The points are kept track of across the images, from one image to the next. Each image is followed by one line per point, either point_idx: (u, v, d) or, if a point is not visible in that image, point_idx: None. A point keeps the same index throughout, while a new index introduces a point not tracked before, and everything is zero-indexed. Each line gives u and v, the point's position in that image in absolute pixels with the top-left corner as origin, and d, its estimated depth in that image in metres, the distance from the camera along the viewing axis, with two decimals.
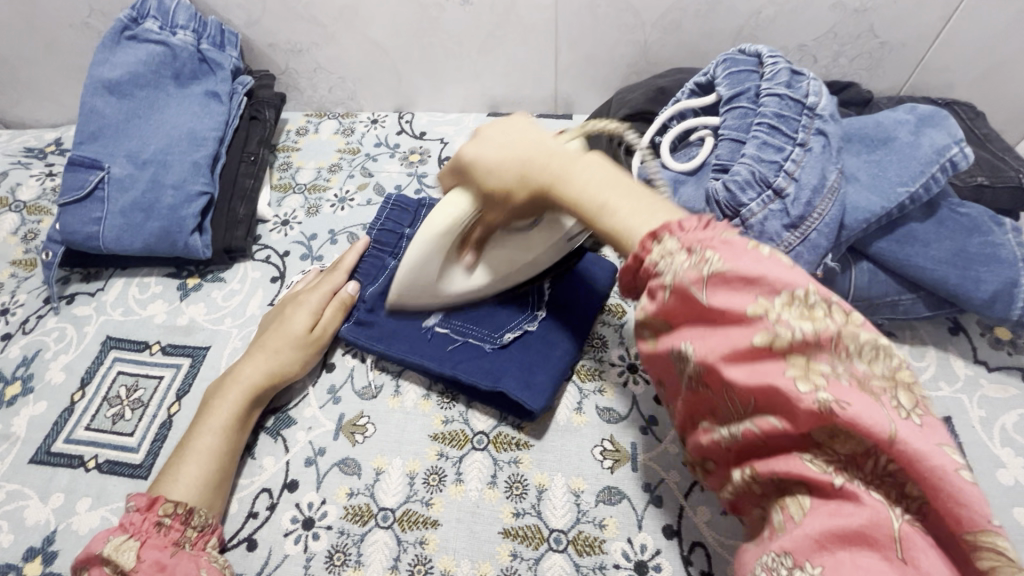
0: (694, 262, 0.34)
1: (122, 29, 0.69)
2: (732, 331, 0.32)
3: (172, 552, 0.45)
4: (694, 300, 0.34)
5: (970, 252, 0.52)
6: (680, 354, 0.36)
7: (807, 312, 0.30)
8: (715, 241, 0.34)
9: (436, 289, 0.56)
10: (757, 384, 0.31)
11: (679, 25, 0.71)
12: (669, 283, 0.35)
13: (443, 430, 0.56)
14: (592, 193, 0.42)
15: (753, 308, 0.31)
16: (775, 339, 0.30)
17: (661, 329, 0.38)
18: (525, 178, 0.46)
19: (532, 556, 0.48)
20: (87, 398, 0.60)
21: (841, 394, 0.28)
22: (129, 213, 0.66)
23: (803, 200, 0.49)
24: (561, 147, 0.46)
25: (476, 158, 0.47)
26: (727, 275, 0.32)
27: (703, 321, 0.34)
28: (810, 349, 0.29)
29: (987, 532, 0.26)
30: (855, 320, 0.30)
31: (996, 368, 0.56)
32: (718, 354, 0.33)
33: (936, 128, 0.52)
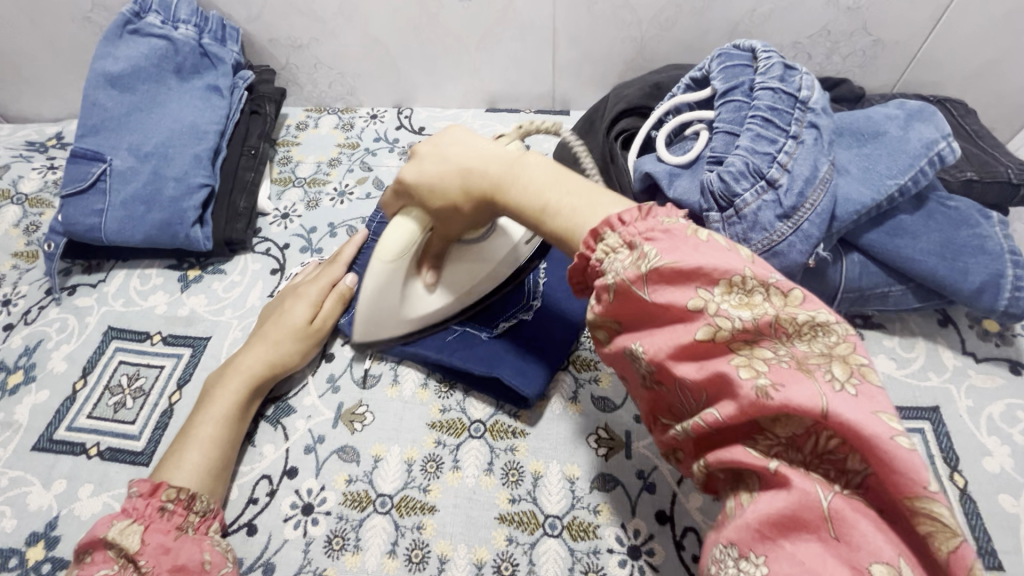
0: (635, 258, 0.35)
1: (124, 23, 0.70)
2: (676, 328, 0.34)
3: (175, 535, 0.46)
4: (638, 299, 0.35)
5: (958, 244, 0.53)
6: (632, 353, 0.36)
7: (745, 300, 0.32)
8: (656, 234, 0.35)
9: (401, 312, 0.57)
10: (706, 375, 0.33)
11: (675, 22, 0.72)
12: (612, 284, 0.36)
13: (440, 418, 0.57)
14: (533, 193, 0.42)
15: (693, 302, 0.33)
16: (715, 332, 0.32)
17: (614, 329, 0.38)
18: (466, 189, 0.45)
19: (527, 541, 0.49)
20: (89, 386, 0.61)
21: (778, 376, 0.30)
22: (131, 205, 0.67)
23: (795, 190, 0.50)
24: (499, 150, 0.45)
25: (417, 177, 0.47)
26: (666, 270, 0.33)
27: (650, 319, 0.35)
28: (753, 338, 0.32)
29: (925, 499, 0.27)
30: (794, 301, 0.32)
31: (984, 359, 0.57)
32: (665, 351, 0.34)
33: (925, 122, 0.53)
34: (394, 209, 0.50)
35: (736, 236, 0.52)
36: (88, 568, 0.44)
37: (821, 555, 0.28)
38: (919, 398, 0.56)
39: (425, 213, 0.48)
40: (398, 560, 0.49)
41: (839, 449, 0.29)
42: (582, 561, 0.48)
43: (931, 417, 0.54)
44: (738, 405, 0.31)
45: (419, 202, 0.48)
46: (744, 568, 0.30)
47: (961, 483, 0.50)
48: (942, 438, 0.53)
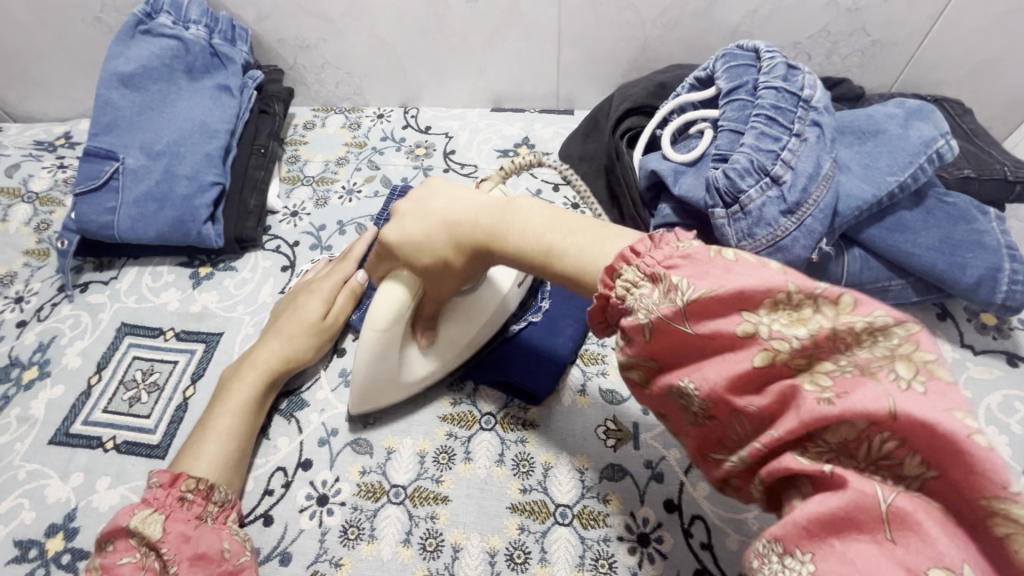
0: (665, 292, 0.33)
1: (135, 24, 0.71)
2: (727, 357, 0.31)
3: (194, 525, 0.47)
4: (681, 334, 0.32)
5: (956, 239, 0.54)
6: (679, 390, 0.33)
7: (795, 316, 0.29)
8: (675, 260, 0.33)
9: (402, 378, 0.55)
10: (770, 398, 0.30)
11: (678, 23, 0.73)
12: (646, 324, 0.33)
13: (451, 411, 0.58)
14: (534, 237, 0.42)
15: (742, 328, 0.30)
16: (775, 356, 0.29)
17: (652, 368, 0.35)
18: (456, 243, 0.45)
19: (539, 530, 0.50)
20: (104, 381, 0.62)
21: (840, 385, 0.27)
22: (144, 203, 0.67)
23: (799, 186, 0.52)
24: (482, 200, 0.46)
25: (400, 236, 0.47)
26: (702, 301, 0.31)
27: (685, 339, 0.32)
28: (811, 353, 0.28)
29: (1002, 499, 0.24)
30: (845, 307, 0.28)
31: (982, 352, 0.59)
32: (718, 384, 0.31)
33: (924, 121, 0.55)
34: (381, 269, 0.51)
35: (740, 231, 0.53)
36: (112, 556, 0.46)
37: (876, 557, 0.25)
38: None
39: (414, 269, 0.48)
40: (413, 549, 0.50)
41: (903, 456, 0.26)
42: (593, 549, 0.49)
43: None
44: (796, 418, 0.28)
45: (405, 262, 0.48)
46: (789, 565, 0.27)
47: None
48: None
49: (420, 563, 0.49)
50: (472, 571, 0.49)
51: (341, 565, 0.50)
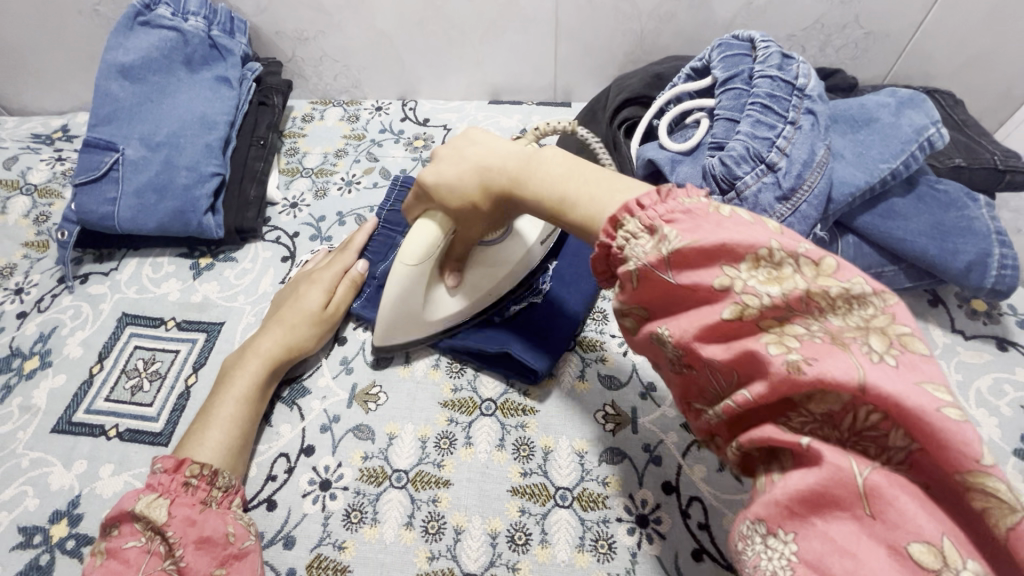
0: (655, 245, 0.34)
1: (134, 15, 0.71)
2: (702, 310, 0.33)
3: (199, 509, 0.48)
4: (663, 283, 0.34)
5: (947, 225, 0.55)
6: (660, 339, 0.35)
7: (773, 274, 0.31)
8: (675, 215, 0.34)
9: (424, 316, 0.58)
10: (733, 353, 0.31)
11: (674, 15, 0.74)
12: (634, 270, 0.35)
13: (452, 397, 0.58)
14: (555, 183, 0.43)
15: (720, 281, 0.32)
16: (743, 311, 0.31)
17: (641, 316, 0.37)
18: (484, 186, 0.46)
19: (539, 512, 0.51)
20: (106, 370, 0.62)
21: (812, 352, 0.28)
22: (144, 194, 0.68)
23: (794, 173, 0.53)
24: (517, 148, 0.46)
25: (436, 178, 0.47)
26: (687, 253, 0.32)
27: (671, 293, 0.34)
28: (783, 315, 0.30)
29: (979, 473, 0.25)
30: (826, 270, 0.30)
31: (972, 337, 0.60)
32: (691, 333, 0.33)
33: (916, 109, 0.56)
34: (416, 211, 0.52)
35: None
36: (117, 540, 0.46)
37: (856, 535, 0.27)
38: None
39: (445, 212, 0.49)
40: (415, 531, 0.51)
41: (881, 428, 0.27)
42: (593, 530, 0.50)
43: None
44: (770, 382, 0.29)
45: (438, 203, 0.49)
46: (772, 544, 0.29)
47: None
48: None
49: (422, 545, 0.50)
50: (474, 553, 0.49)
51: (345, 548, 0.50)
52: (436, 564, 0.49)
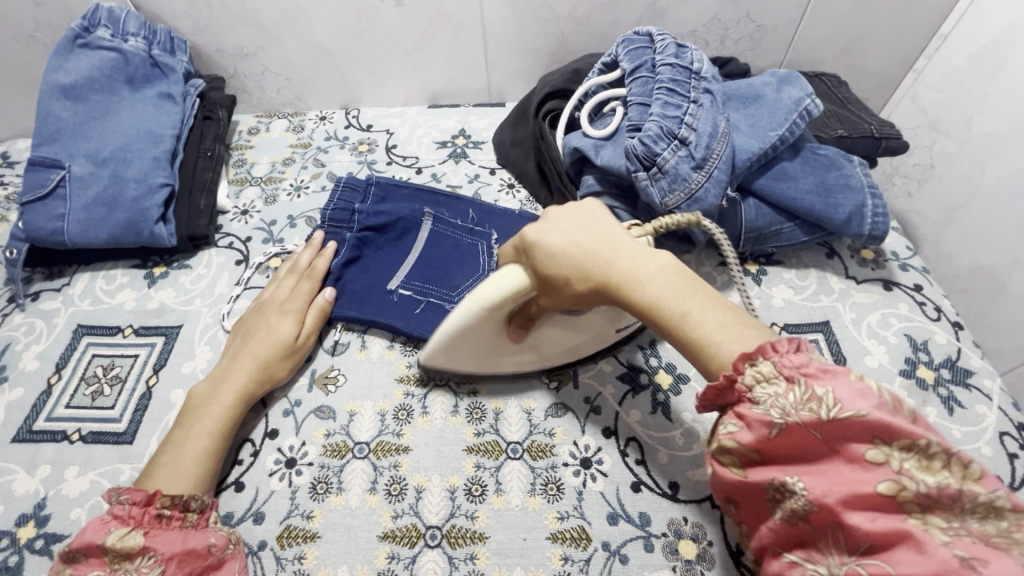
0: (805, 397, 0.36)
1: (73, 37, 0.73)
2: (849, 474, 0.34)
3: (173, 534, 0.49)
4: (808, 441, 0.36)
5: (829, 183, 0.64)
6: (784, 486, 0.37)
7: (925, 463, 0.33)
8: (815, 371, 0.36)
9: (478, 358, 0.57)
10: (881, 525, 0.33)
11: (589, 17, 0.81)
12: (778, 421, 0.36)
13: (407, 373, 0.62)
14: (670, 299, 0.44)
15: (872, 454, 0.34)
16: (900, 489, 0.33)
17: (752, 459, 0.38)
18: (589, 270, 0.47)
19: (493, 465, 0.56)
20: (64, 380, 0.64)
21: (976, 552, 0.31)
22: (93, 208, 0.69)
23: (703, 144, 0.60)
24: (633, 246, 0.48)
25: (539, 237, 0.49)
26: (848, 421, 0.34)
27: (812, 447, 0.36)
28: (927, 502, 0.33)
29: None
30: (972, 474, 0.33)
31: (863, 281, 0.69)
32: (838, 496, 0.34)
33: (792, 85, 0.65)
34: (511, 261, 0.52)
35: (661, 189, 0.61)
36: (82, 569, 0.47)
37: None
38: (812, 315, 0.66)
39: (536, 273, 0.49)
40: (379, 495, 0.54)
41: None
42: (543, 476, 0.55)
43: (822, 329, 0.65)
44: (927, 561, 0.31)
45: (533, 264, 0.49)
46: None
47: None
48: (832, 344, 0.64)
49: (386, 506, 0.54)
50: (435, 508, 0.54)
51: (313, 517, 0.53)
52: (401, 521, 0.53)
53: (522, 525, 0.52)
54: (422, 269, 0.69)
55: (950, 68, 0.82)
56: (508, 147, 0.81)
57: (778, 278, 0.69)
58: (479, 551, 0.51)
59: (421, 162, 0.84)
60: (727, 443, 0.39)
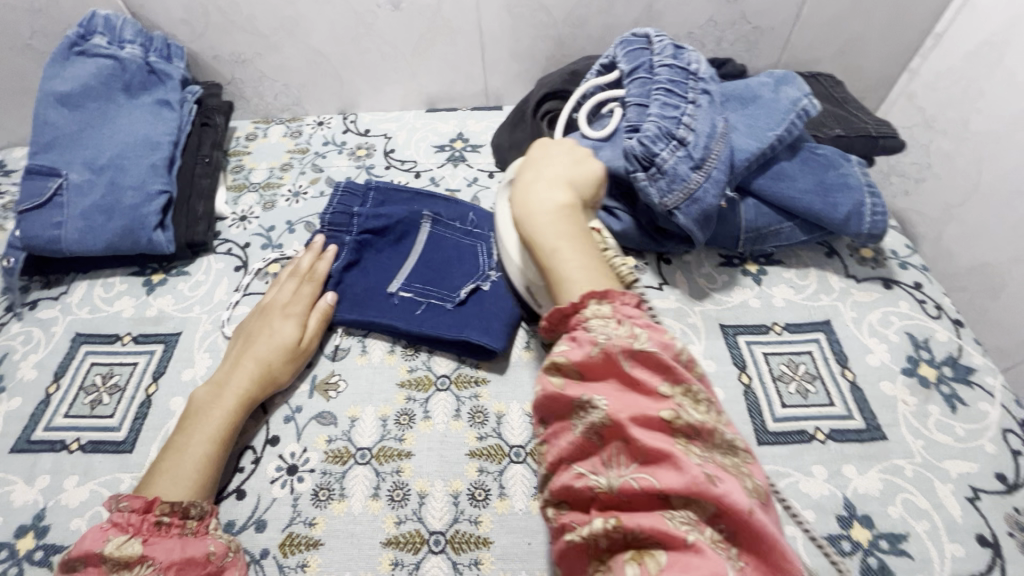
0: (626, 333, 0.42)
1: (70, 45, 0.73)
2: (642, 402, 0.40)
3: (172, 541, 0.49)
4: (620, 368, 0.41)
5: (828, 183, 0.64)
6: (591, 403, 0.41)
7: (694, 403, 0.40)
8: (640, 321, 0.43)
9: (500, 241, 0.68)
10: (656, 444, 0.38)
11: (586, 20, 0.82)
12: (602, 347, 0.42)
13: (408, 377, 0.62)
14: (548, 236, 0.50)
15: (663, 389, 0.40)
16: (675, 417, 0.38)
17: (572, 377, 0.43)
18: (522, 188, 0.55)
19: (496, 469, 0.56)
20: (62, 389, 0.63)
21: (717, 472, 0.37)
22: (90, 216, 0.69)
23: (701, 145, 0.60)
24: (560, 190, 0.54)
25: (537, 149, 0.59)
26: (649, 360, 0.41)
27: (618, 375, 0.41)
28: (692, 433, 0.38)
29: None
30: (722, 420, 0.40)
31: (863, 280, 0.69)
32: (629, 415, 0.39)
33: (790, 85, 0.65)
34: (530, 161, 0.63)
35: (660, 189, 0.60)
36: None
37: (689, 562, 0.34)
38: (814, 315, 0.66)
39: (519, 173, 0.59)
40: (381, 501, 0.54)
41: (712, 530, 0.36)
42: None
43: (824, 328, 0.65)
44: (682, 478, 0.36)
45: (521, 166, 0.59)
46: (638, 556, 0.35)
47: (851, 377, 0.61)
48: (834, 343, 0.63)
49: (389, 512, 0.53)
50: (438, 513, 0.53)
51: (315, 524, 0.53)
52: (404, 527, 0.53)
53: (527, 529, 0.52)
54: (422, 272, 0.68)
55: (946, 68, 0.82)
56: (507, 150, 0.81)
57: (779, 277, 0.69)
58: (484, 556, 0.51)
59: (420, 166, 0.84)
60: (558, 359, 0.43)
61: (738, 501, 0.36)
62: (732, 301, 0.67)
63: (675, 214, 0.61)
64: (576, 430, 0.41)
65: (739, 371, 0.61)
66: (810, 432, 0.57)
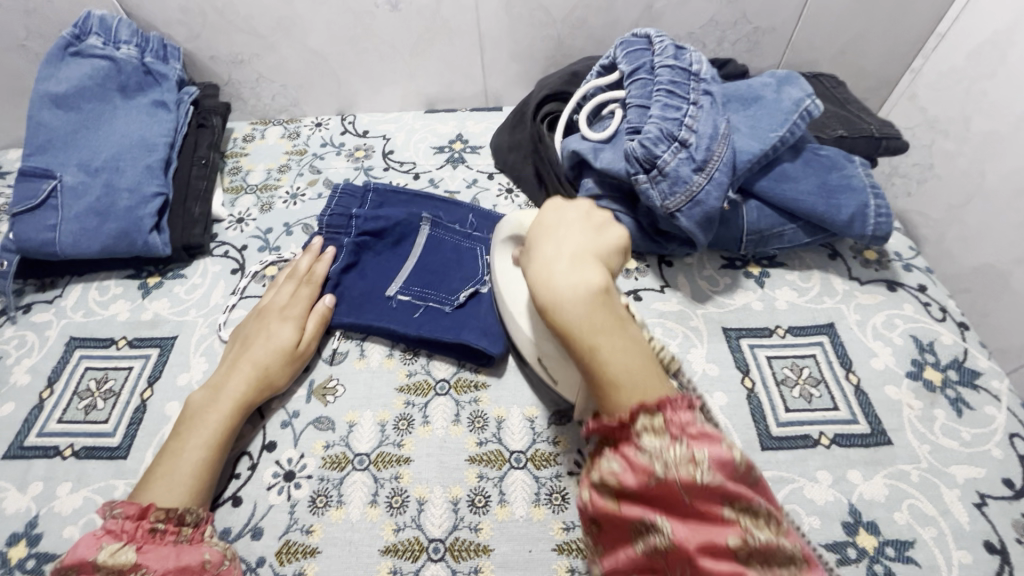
0: (683, 456, 0.39)
1: (65, 46, 0.72)
2: (707, 527, 0.37)
3: (166, 549, 0.48)
4: (680, 493, 0.38)
5: (832, 184, 0.64)
6: (650, 526, 0.38)
7: (759, 519, 0.37)
8: (695, 432, 0.40)
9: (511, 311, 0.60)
10: (727, 572, 0.36)
11: (586, 20, 0.81)
12: (658, 471, 0.38)
13: (407, 382, 0.61)
14: (583, 331, 0.44)
15: (728, 512, 0.37)
16: (743, 541, 0.36)
17: (624, 495, 0.40)
18: (541, 270, 0.48)
19: (497, 475, 0.55)
20: (56, 394, 0.62)
21: None
22: (85, 218, 0.68)
23: (703, 146, 0.59)
24: (587, 268, 0.47)
25: (549, 219, 0.52)
26: (710, 479, 0.38)
27: (676, 504, 0.38)
28: (763, 557, 0.36)
29: None
30: (788, 532, 0.38)
31: (866, 282, 0.68)
32: (693, 543, 0.37)
33: (793, 86, 0.64)
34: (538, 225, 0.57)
35: (661, 192, 0.60)
36: None
37: None
38: (817, 317, 0.65)
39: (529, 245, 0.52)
40: (380, 508, 0.53)
41: None
42: (546, 485, 0.54)
43: (827, 331, 0.64)
44: None
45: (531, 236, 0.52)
46: None
47: (855, 380, 0.60)
48: (837, 346, 0.63)
49: (387, 519, 0.53)
50: (437, 520, 0.52)
51: (312, 531, 0.52)
52: (403, 534, 0.52)
53: (528, 536, 0.51)
54: (420, 275, 0.67)
55: (949, 68, 0.82)
56: (507, 152, 0.81)
57: (782, 280, 0.68)
58: (484, 564, 0.50)
59: (419, 167, 0.84)
60: (607, 478, 0.41)
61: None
62: (734, 304, 0.66)
63: (677, 217, 0.60)
64: (635, 547, 0.39)
65: (742, 375, 0.61)
66: (814, 437, 0.56)
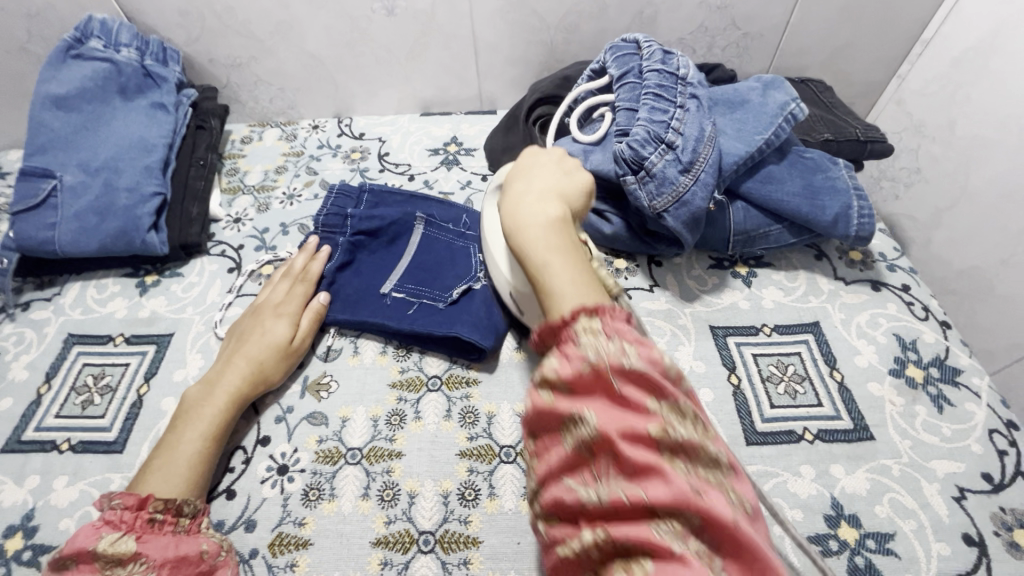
0: (616, 350, 0.39)
1: (66, 48, 0.74)
2: (630, 416, 0.37)
3: (165, 539, 0.49)
4: (609, 384, 0.38)
5: (816, 186, 0.65)
6: (579, 418, 0.37)
7: (682, 417, 0.38)
8: (628, 333, 0.40)
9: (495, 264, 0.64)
10: (646, 459, 0.35)
11: (579, 26, 0.83)
12: (592, 361, 0.39)
13: (400, 378, 0.62)
14: (539, 252, 0.48)
15: (652, 404, 0.37)
16: (663, 431, 0.36)
17: (559, 391, 0.39)
18: (512, 204, 0.53)
19: (486, 469, 0.56)
20: (54, 389, 0.63)
21: (703, 486, 0.35)
22: (84, 217, 0.69)
23: (690, 148, 0.61)
24: (551, 203, 0.52)
25: (526, 165, 0.58)
26: (637, 372, 0.38)
27: (605, 392, 0.38)
28: (680, 449, 0.36)
29: None
30: (708, 435, 0.38)
31: (851, 282, 0.69)
32: (616, 429, 0.36)
33: (778, 90, 0.66)
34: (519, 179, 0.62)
35: (648, 193, 0.61)
36: None
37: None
38: (803, 316, 0.66)
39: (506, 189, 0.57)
40: (371, 501, 0.54)
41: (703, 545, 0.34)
42: None
43: (813, 330, 0.65)
44: (671, 491, 0.34)
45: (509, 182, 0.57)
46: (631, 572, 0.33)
47: (839, 377, 0.61)
48: (822, 344, 0.64)
49: (379, 511, 0.53)
50: (427, 513, 0.53)
51: (305, 523, 0.53)
52: (393, 527, 0.53)
53: (516, 529, 0.52)
54: (414, 273, 0.69)
55: (934, 74, 0.83)
56: (500, 152, 0.81)
57: (768, 279, 0.70)
58: (473, 556, 0.51)
59: (414, 169, 0.85)
60: (546, 373, 0.40)
61: (727, 519, 0.34)
62: (721, 303, 0.68)
63: (664, 217, 0.61)
64: (563, 443, 0.38)
65: (728, 372, 0.62)
66: (798, 432, 0.57)
